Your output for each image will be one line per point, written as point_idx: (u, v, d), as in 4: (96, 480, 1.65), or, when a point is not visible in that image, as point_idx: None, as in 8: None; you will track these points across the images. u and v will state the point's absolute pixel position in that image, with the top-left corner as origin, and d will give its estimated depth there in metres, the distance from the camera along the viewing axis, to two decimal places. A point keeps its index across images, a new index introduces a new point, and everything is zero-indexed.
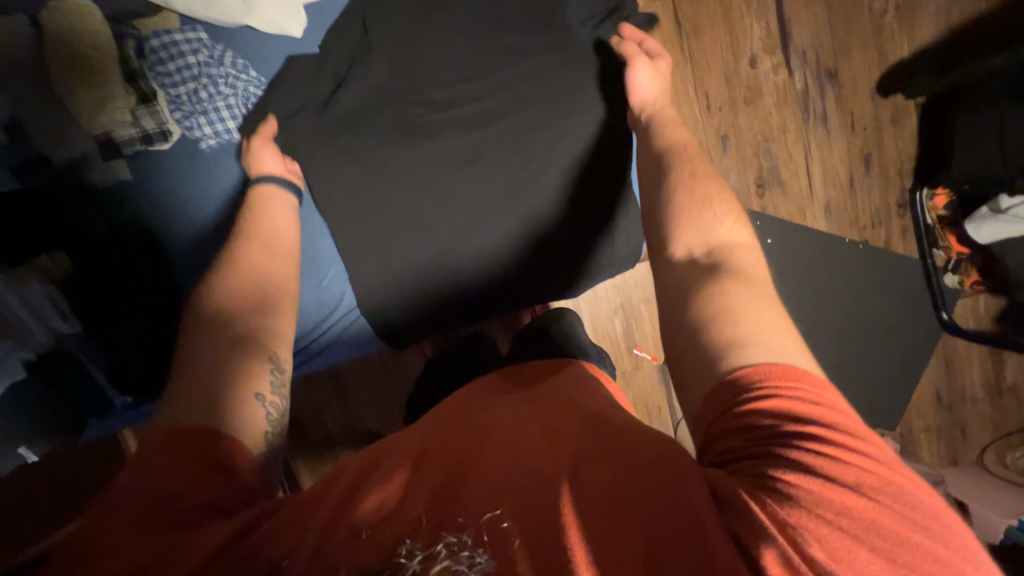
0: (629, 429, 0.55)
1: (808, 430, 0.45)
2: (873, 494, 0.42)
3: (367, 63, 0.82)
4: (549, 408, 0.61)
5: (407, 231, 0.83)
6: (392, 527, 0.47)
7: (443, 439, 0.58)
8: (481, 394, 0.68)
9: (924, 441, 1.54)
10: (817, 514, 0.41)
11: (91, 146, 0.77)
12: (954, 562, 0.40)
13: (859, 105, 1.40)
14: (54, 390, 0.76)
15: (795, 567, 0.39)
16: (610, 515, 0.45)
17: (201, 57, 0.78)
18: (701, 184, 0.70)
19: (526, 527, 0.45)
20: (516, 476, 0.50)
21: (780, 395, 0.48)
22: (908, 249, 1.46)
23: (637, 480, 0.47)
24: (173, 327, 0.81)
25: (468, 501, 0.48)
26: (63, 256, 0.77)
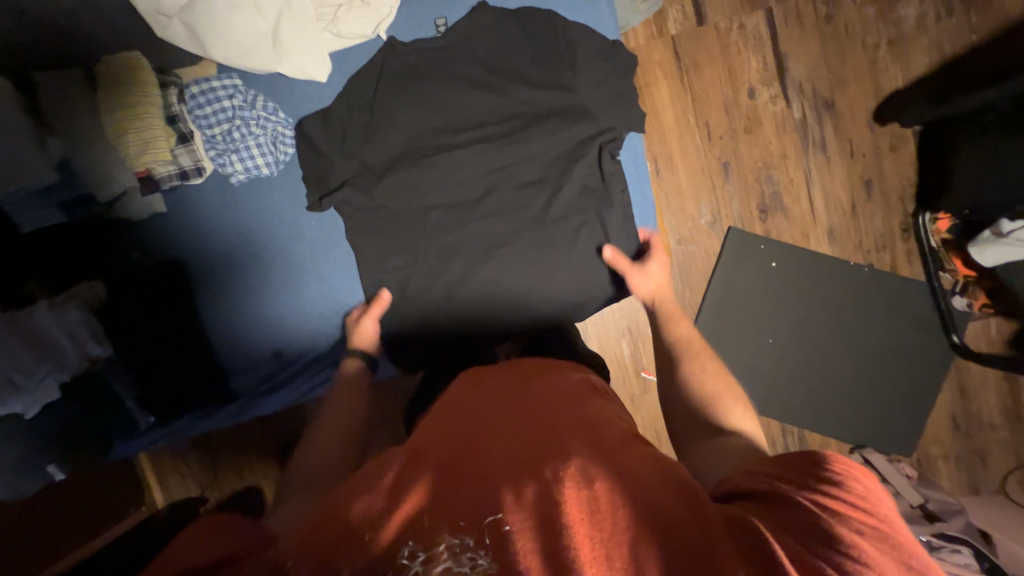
0: (633, 448, 0.58)
1: (816, 481, 0.51)
2: (877, 540, 0.46)
3: (382, 101, 0.84)
4: (546, 416, 0.64)
5: (418, 259, 0.86)
6: (394, 527, 0.48)
7: (444, 447, 0.60)
8: (475, 398, 0.71)
9: (942, 468, 1.51)
10: (831, 548, 0.45)
11: (131, 182, 0.79)
12: None
13: (858, 133, 1.44)
14: (85, 408, 0.81)
15: None
16: (609, 521, 0.47)
17: (235, 101, 0.81)
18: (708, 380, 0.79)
19: (526, 525, 0.47)
20: (514, 478, 0.52)
21: (793, 461, 0.55)
22: (914, 272, 1.47)
23: (641, 495, 0.50)
24: (188, 349, 0.85)
25: (470, 505, 0.50)
26: (101, 285, 0.82)
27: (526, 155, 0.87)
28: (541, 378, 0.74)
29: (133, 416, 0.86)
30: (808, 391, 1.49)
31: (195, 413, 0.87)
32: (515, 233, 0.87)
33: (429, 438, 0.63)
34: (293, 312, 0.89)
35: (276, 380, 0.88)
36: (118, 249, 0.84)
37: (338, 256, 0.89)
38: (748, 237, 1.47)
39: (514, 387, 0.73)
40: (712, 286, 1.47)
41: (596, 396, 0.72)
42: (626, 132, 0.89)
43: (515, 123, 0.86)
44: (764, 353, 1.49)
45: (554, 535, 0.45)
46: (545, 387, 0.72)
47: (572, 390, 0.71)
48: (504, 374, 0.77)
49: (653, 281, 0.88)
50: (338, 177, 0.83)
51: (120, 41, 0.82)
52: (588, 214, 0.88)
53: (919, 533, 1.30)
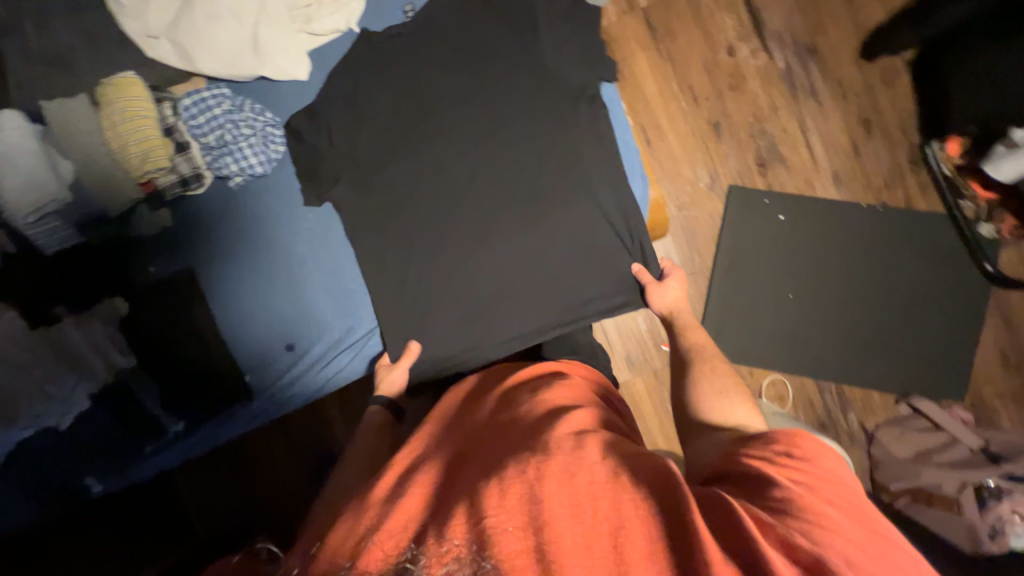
0: (614, 444, 0.63)
1: (790, 459, 0.57)
2: (837, 507, 0.53)
3: (362, 91, 0.88)
4: (531, 419, 0.68)
5: (414, 238, 0.87)
6: (389, 537, 0.55)
7: (441, 462, 0.66)
8: (474, 413, 0.77)
9: (1002, 409, 1.39)
10: (800, 517, 0.51)
11: (138, 193, 0.84)
12: (896, 552, 0.51)
13: (847, 73, 1.41)
14: (118, 419, 0.85)
15: (793, 550, 0.47)
16: (588, 516, 0.52)
17: (224, 107, 0.85)
18: (716, 377, 0.82)
19: (509, 525, 0.51)
20: (497, 476, 0.57)
21: (769, 440, 0.61)
22: (932, 205, 1.40)
23: (618, 486, 0.55)
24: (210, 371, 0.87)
25: (458, 508, 0.55)
26: (121, 299, 0.86)
27: (507, 123, 0.88)
28: (529, 383, 0.79)
29: (160, 425, 0.87)
30: (838, 342, 1.43)
31: (221, 424, 0.90)
32: (506, 201, 0.88)
33: (428, 454, 0.68)
34: (296, 315, 0.89)
35: (294, 373, 0.89)
36: (134, 265, 0.87)
37: (336, 254, 0.89)
38: (750, 193, 1.44)
39: (504, 397, 0.77)
40: (721, 245, 1.44)
41: (582, 394, 0.76)
42: (600, 85, 0.90)
43: (491, 93, 0.88)
44: (785, 309, 1.44)
45: (537, 532, 0.50)
46: (533, 390, 0.76)
47: (561, 390, 0.75)
48: (496, 383, 0.82)
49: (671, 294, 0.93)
50: (329, 169, 0.87)
51: (110, 68, 0.85)
52: (576, 173, 0.89)
53: (986, 478, 1.23)
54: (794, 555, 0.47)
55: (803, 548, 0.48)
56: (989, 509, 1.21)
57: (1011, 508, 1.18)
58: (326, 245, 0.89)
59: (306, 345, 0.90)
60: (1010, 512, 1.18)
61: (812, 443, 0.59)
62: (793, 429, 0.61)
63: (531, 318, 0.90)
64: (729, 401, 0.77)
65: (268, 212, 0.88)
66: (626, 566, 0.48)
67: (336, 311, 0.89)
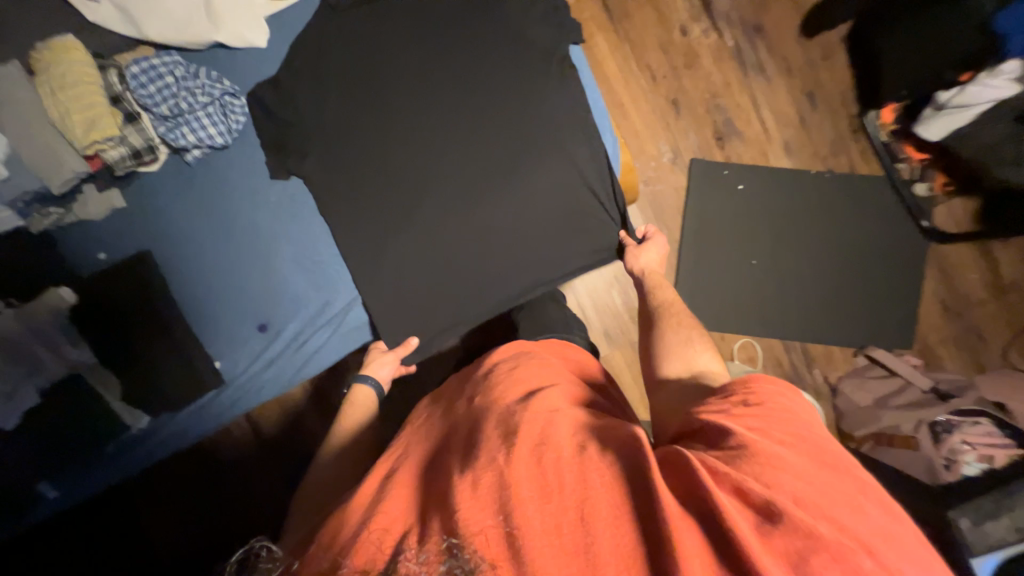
0: (584, 419, 0.62)
1: (745, 410, 0.57)
2: (790, 447, 0.52)
3: (323, 57, 0.84)
4: (503, 404, 0.67)
5: (386, 208, 0.84)
6: (368, 545, 0.52)
7: (420, 464, 0.65)
8: (450, 412, 0.75)
9: (945, 353, 1.52)
10: (753, 460, 0.50)
11: (82, 167, 0.77)
12: (857, 486, 0.50)
13: (789, 49, 1.51)
14: (72, 417, 0.79)
15: (747, 495, 0.47)
16: (556, 495, 0.50)
17: (177, 74, 0.80)
18: (685, 329, 0.80)
19: (480, 514, 0.50)
20: (471, 468, 0.56)
21: (724, 395, 0.61)
22: (873, 169, 1.51)
23: (585, 458, 0.54)
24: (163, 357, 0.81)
25: (433, 514, 0.53)
26: (69, 289, 0.78)
27: (475, 88, 0.86)
28: (504, 367, 0.78)
29: (122, 421, 0.81)
30: (800, 303, 1.51)
31: (187, 418, 0.85)
32: (481, 167, 0.86)
33: (412, 455, 0.67)
34: (268, 290, 0.85)
35: (268, 355, 0.86)
36: (84, 250, 0.81)
37: (307, 224, 0.85)
38: (710, 165, 1.51)
39: (476, 390, 0.76)
40: (687, 216, 1.50)
41: (554, 376, 0.75)
42: (568, 47, 0.91)
43: (457, 58, 0.86)
44: (749, 275, 1.51)
45: (505, 515, 0.49)
46: (504, 375, 0.75)
47: (533, 373, 0.75)
48: (472, 379, 0.81)
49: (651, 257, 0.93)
50: (295, 140, 0.83)
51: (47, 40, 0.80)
52: (550, 133, 0.88)
53: (937, 415, 1.31)
54: (748, 501, 0.47)
55: (756, 493, 0.47)
56: (943, 442, 1.27)
57: (961, 438, 1.25)
58: (296, 214, 0.85)
59: (282, 321, 0.86)
60: (960, 441, 1.25)
61: (761, 389, 0.60)
62: (748, 376, 0.63)
63: (512, 282, 0.89)
64: (693, 351, 0.76)
65: (232, 184, 0.84)
66: (592, 535, 0.47)
67: (312, 281, 0.86)
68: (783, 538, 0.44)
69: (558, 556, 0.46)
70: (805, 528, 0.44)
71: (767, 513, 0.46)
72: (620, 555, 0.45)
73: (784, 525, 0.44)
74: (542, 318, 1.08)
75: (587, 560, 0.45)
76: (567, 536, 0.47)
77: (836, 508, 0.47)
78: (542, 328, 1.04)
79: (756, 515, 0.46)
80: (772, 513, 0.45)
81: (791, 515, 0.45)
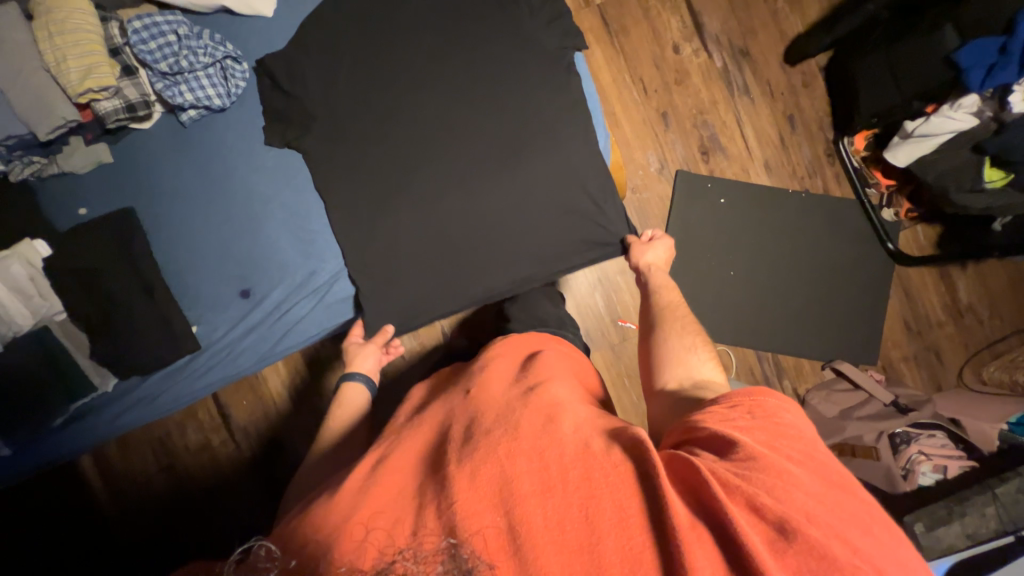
0: (590, 419, 0.62)
1: (754, 419, 0.57)
2: (799, 463, 0.53)
3: (330, 29, 0.83)
4: (508, 396, 0.66)
5: (384, 183, 0.84)
6: (355, 532, 0.53)
7: (419, 449, 0.64)
8: (444, 398, 0.74)
9: (905, 370, 1.59)
10: (762, 473, 0.51)
11: (71, 113, 0.74)
12: (861, 504, 0.52)
13: (773, 74, 1.60)
14: (33, 373, 0.76)
15: (759, 511, 0.48)
16: (559, 489, 0.51)
17: (181, 32, 0.78)
18: (688, 336, 0.77)
19: (479, 506, 0.51)
20: (467, 458, 0.56)
21: (728, 399, 0.60)
22: (845, 192, 1.60)
23: (592, 459, 0.54)
24: (137, 320, 0.79)
25: (428, 494, 0.55)
26: (45, 244, 0.77)
27: (476, 72, 0.85)
28: (498, 366, 0.77)
29: (88, 381, 0.79)
30: (773, 314, 1.57)
31: (156, 382, 0.83)
32: (480, 152, 0.86)
33: (414, 433, 0.67)
34: (255, 256, 0.84)
35: (250, 320, 0.85)
36: (66, 203, 0.80)
37: (299, 189, 0.85)
38: (695, 178, 1.57)
39: (476, 379, 0.75)
40: (671, 226, 1.55)
41: (554, 369, 0.76)
42: (574, 53, 0.92)
43: (465, 41, 0.85)
44: (727, 284, 1.56)
45: (507, 510, 0.50)
46: (500, 373, 0.75)
47: (536, 369, 0.74)
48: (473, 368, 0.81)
49: (657, 256, 0.93)
50: (296, 110, 0.83)
51: None
52: (554, 124, 0.88)
53: (897, 427, 1.38)
54: (762, 516, 0.48)
55: (769, 509, 0.48)
56: (901, 452, 1.35)
57: (917, 449, 1.33)
58: (288, 179, 0.85)
59: (266, 288, 0.85)
60: (916, 452, 1.33)
61: (769, 402, 0.59)
62: (753, 388, 0.61)
63: (501, 266, 0.90)
64: (691, 355, 0.74)
65: (225, 147, 0.84)
66: (598, 536, 0.47)
67: (302, 248, 0.85)
68: (796, 555, 0.45)
69: (561, 552, 0.47)
70: (819, 547, 0.45)
71: (781, 528, 0.47)
72: (624, 556, 0.46)
73: (797, 543, 0.45)
74: (531, 310, 1.10)
75: (591, 558, 0.46)
76: (577, 539, 0.47)
77: (846, 529, 0.48)
78: (531, 318, 1.06)
79: (770, 529, 0.47)
80: (786, 529, 0.46)
81: (805, 533, 0.46)
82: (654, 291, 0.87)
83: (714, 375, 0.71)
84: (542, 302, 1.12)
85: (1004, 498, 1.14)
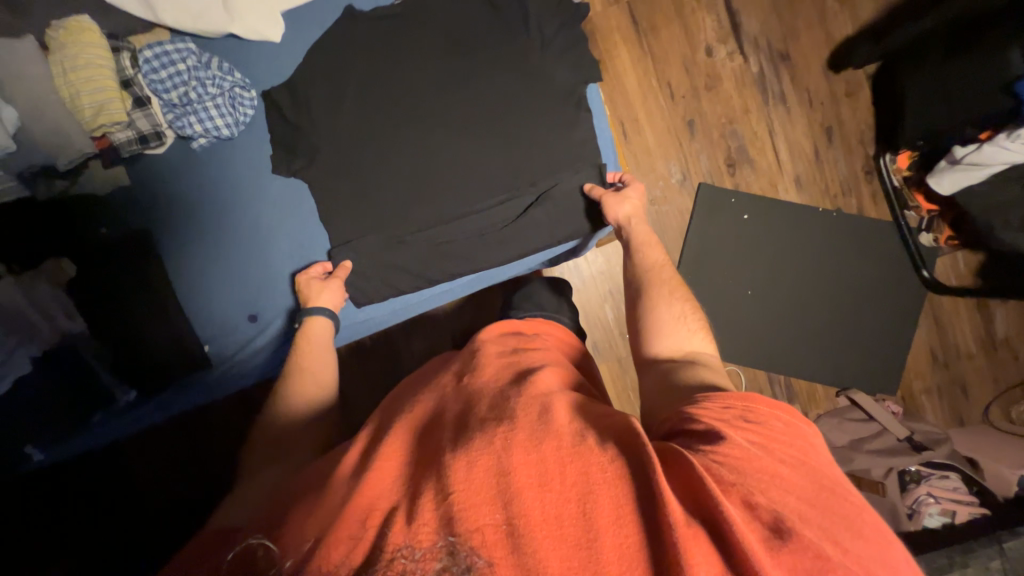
0: (578, 405, 0.57)
1: (746, 415, 0.51)
2: (796, 464, 0.47)
3: (342, 62, 0.85)
4: (495, 384, 0.62)
5: (389, 214, 0.85)
6: (354, 516, 0.48)
7: (413, 431, 0.59)
8: (413, 390, 0.71)
9: (926, 403, 1.52)
10: (758, 476, 0.45)
11: (85, 142, 0.78)
12: (861, 508, 0.46)
13: (814, 81, 1.49)
14: (61, 385, 0.81)
15: (752, 506, 0.43)
16: (556, 483, 0.45)
17: (189, 62, 0.81)
18: (679, 300, 0.78)
19: (478, 499, 0.45)
20: (464, 447, 0.50)
21: (719, 395, 0.55)
22: (880, 213, 1.51)
23: (585, 449, 0.48)
24: (156, 337, 0.83)
25: (427, 479, 0.49)
26: (69, 262, 0.81)
27: (489, 110, 0.87)
28: (493, 351, 0.71)
29: (112, 393, 0.84)
30: (794, 339, 1.49)
31: (172, 393, 0.87)
32: (487, 184, 0.87)
33: (406, 418, 0.62)
34: (263, 278, 0.88)
35: (255, 343, 0.88)
36: (86, 225, 0.83)
37: (308, 217, 0.88)
38: (719, 190, 1.48)
39: (458, 366, 0.72)
40: (690, 242, 1.47)
41: (542, 356, 0.71)
42: (588, 85, 0.91)
43: (479, 75, 0.87)
44: (745, 305, 1.49)
45: (507, 504, 0.44)
46: (487, 358, 0.70)
47: (529, 358, 0.69)
48: (454, 353, 0.80)
49: (633, 204, 0.87)
50: (305, 141, 0.85)
51: (59, 12, 0.78)
52: (564, 160, 0.88)
53: (910, 465, 1.33)
54: (756, 514, 0.42)
55: (762, 507, 0.43)
56: (909, 492, 1.32)
57: (927, 490, 1.30)
58: (296, 207, 0.88)
59: (270, 314, 0.88)
60: (925, 494, 1.30)
61: (763, 408, 0.52)
62: (741, 395, 0.54)
63: None
64: (685, 329, 0.74)
65: (236, 172, 0.87)
66: (596, 533, 0.42)
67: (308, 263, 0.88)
68: (792, 555, 0.40)
69: (559, 549, 0.41)
70: (814, 546, 0.40)
71: (775, 527, 0.41)
72: (624, 554, 0.41)
73: (793, 542, 0.40)
74: (532, 296, 1.06)
75: (589, 555, 0.41)
76: (564, 532, 0.42)
77: (839, 531, 0.43)
78: (531, 305, 1.02)
79: (763, 528, 0.41)
80: (780, 527, 0.41)
81: (801, 533, 0.41)
82: (636, 252, 0.86)
83: (704, 339, 0.73)
84: (542, 290, 1.08)
85: (1011, 553, 1.12)
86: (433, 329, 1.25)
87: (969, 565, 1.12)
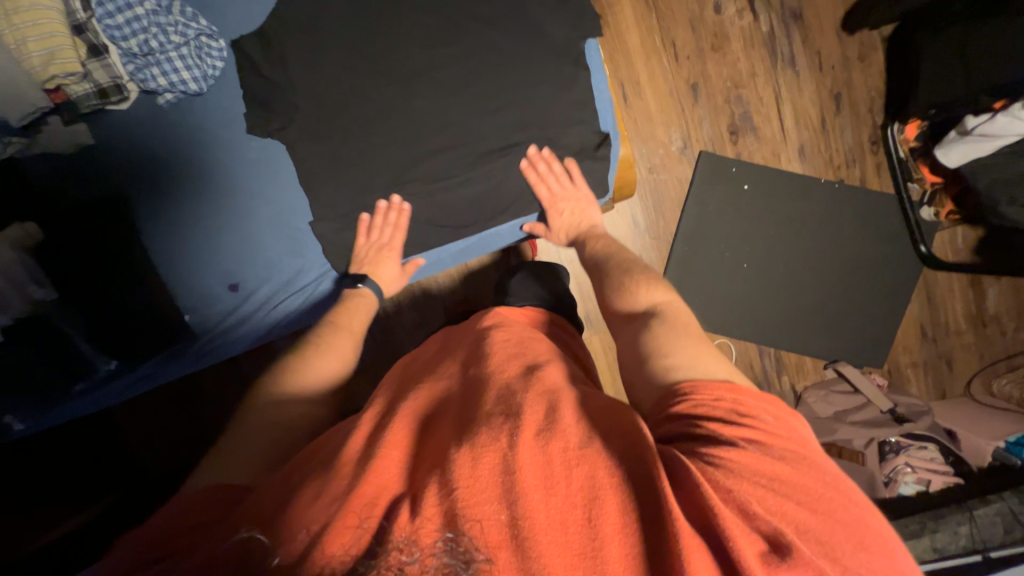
0: (581, 401, 0.55)
1: (744, 413, 0.49)
2: (797, 462, 0.45)
3: (321, 13, 0.78)
4: (504, 374, 0.59)
5: (375, 181, 0.82)
6: (358, 506, 0.46)
7: (414, 423, 0.57)
8: (419, 371, 0.71)
9: (912, 376, 1.54)
10: (755, 479, 0.43)
11: (38, 97, 0.74)
12: (861, 512, 0.45)
13: (826, 43, 1.42)
14: (43, 357, 0.79)
15: (749, 515, 0.41)
16: (562, 486, 0.44)
17: (148, 7, 0.76)
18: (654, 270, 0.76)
19: (482, 497, 0.44)
20: (469, 442, 0.48)
21: (697, 386, 0.52)
22: (884, 186, 1.48)
23: (591, 452, 0.47)
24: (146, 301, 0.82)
25: (431, 473, 0.47)
26: (34, 225, 0.77)
27: (480, 68, 0.81)
28: (499, 338, 0.68)
29: (91, 362, 0.81)
30: (788, 314, 1.49)
31: (162, 363, 0.83)
32: (479, 149, 0.83)
33: (408, 403, 0.61)
34: (241, 247, 0.84)
35: (235, 313, 0.85)
36: (47, 188, 0.79)
37: (291, 185, 0.84)
38: (720, 160, 1.43)
39: (462, 351, 0.70)
40: (688, 213, 1.43)
41: (545, 343, 0.70)
42: (588, 41, 0.85)
43: (470, 30, 0.80)
44: (740, 278, 1.47)
45: (510, 504, 0.43)
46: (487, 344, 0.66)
47: (536, 347, 0.67)
48: (463, 330, 0.79)
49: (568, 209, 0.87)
50: (282, 98, 0.79)
51: None
52: (560, 125, 0.84)
53: (891, 436, 1.33)
54: (754, 525, 0.41)
55: (760, 517, 0.41)
56: (887, 461, 1.32)
57: (905, 460, 1.30)
58: (278, 175, 0.84)
59: (251, 284, 0.85)
60: (903, 464, 1.30)
61: (756, 401, 0.50)
62: (728, 384, 0.52)
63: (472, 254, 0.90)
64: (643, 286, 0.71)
65: (209, 131, 0.82)
66: (601, 540, 0.41)
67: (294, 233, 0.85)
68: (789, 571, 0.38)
69: (565, 555, 0.41)
70: (812, 562, 0.39)
71: (772, 541, 0.40)
72: (627, 562, 0.41)
73: (795, 562, 0.39)
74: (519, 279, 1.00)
75: (594, 564, 0.40)
76: (569, 537, 0.41)
77: (838, 542, 0.42)
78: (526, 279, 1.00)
79: (761, 542, 0.40)
80: (778, 542, 0.40)
81: (799, 547, 0.40)
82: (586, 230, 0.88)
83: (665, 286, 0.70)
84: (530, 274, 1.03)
85: (979, 520, 1.19)
86: (423, 300, 1.22)
87: (939, 530, 1.18)
